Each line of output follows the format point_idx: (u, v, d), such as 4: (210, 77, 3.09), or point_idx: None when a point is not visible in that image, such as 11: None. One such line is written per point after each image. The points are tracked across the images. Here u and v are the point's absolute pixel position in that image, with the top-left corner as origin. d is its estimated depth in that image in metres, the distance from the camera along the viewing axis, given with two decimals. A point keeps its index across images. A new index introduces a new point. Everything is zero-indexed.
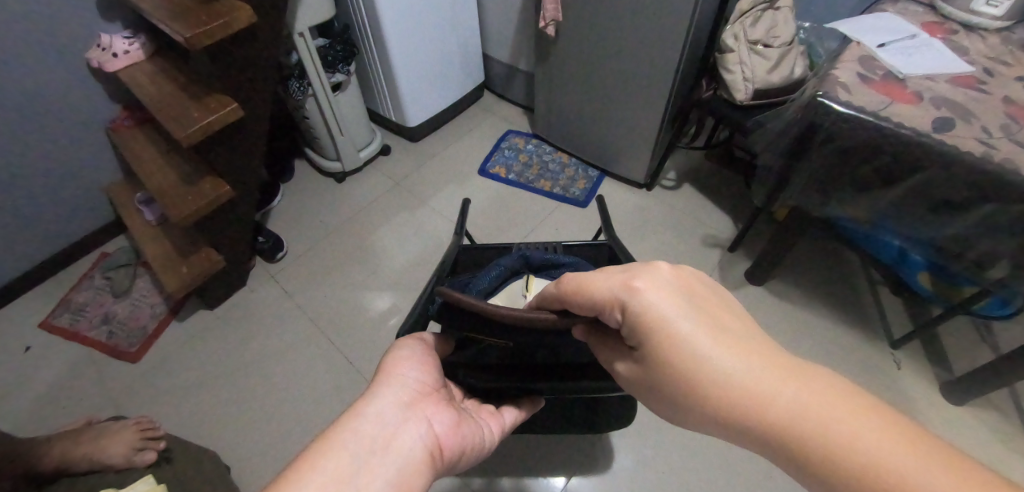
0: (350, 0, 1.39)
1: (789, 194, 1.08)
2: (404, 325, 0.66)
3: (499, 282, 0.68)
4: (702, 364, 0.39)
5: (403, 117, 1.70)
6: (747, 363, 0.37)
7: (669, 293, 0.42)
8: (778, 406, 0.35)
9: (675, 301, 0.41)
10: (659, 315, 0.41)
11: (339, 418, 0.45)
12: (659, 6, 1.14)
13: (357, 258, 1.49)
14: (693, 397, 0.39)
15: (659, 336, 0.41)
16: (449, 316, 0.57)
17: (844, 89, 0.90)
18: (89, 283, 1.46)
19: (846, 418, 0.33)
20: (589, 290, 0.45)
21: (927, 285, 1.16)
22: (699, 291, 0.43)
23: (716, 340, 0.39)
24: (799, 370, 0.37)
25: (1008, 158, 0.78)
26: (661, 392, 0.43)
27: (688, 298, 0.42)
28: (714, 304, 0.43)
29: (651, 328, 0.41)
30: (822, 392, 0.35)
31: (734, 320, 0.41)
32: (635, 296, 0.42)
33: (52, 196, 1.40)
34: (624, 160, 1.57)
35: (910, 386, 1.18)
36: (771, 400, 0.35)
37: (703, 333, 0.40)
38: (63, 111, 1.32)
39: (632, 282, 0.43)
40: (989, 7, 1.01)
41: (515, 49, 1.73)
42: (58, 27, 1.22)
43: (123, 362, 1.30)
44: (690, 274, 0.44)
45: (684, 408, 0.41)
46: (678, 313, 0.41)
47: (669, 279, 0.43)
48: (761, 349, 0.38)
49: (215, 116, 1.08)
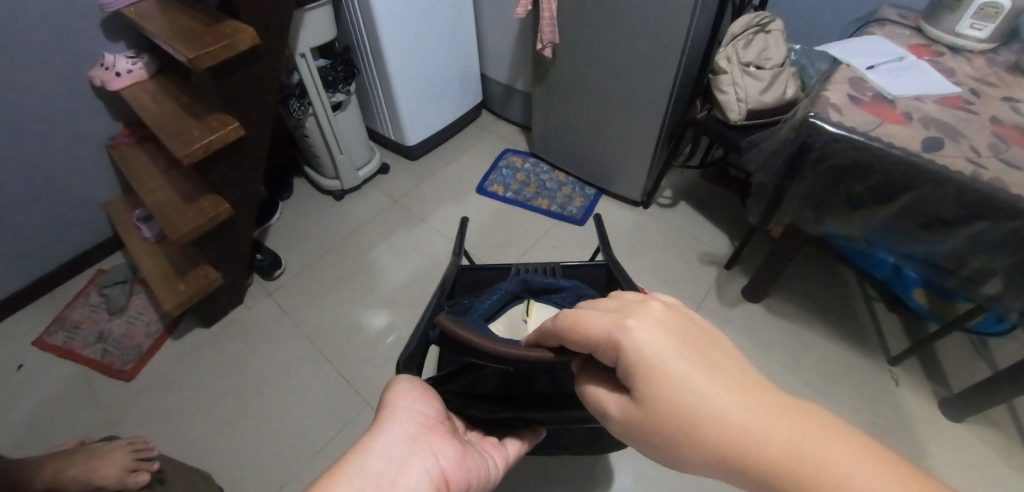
0: (352, 21, 1.42)
1: (784, 213, 1.10)
2: (407, 349, 0.64)
3: (499, 306, 0.69)
4: (698, 404, 0.38)
5: (402, 135, 1.72)
6: (743, 403, 0.37)
7: (662, 333, 0.41)
8: (775, 447, 0.35)
9: (668, 341, 0.41)
10: (653, 355, 0.41)
11: (345, 456, 0.44)
12: (653, 29, 1.17)
13: (355, 276, 1.49)
14: (690, 438, 0.39)
15: (654, 378, 0.40)
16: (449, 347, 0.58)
17: (835, 109, 0.92)
18: (84, 300, 1.45)
19: (839, 457, 0.34)
20: (584, 329, 0.45)
21: (922, 301, 1.17)
22: (691, 330, 0.43)
23: (710, 380, 0.39)
24: (795, 408, 0.37)
25: (997, 177, 0.79)
26: (654, 434, 0.42)
27: (681, 338, 0.42)
28: (706, 342, 0.43)
29: (646, 368, 0.41)
30: (817, 430, 0.35)
31: (727, 359, 0.41)
32: (628, 336, 0.42)
33: (50, 213, 1.40)
34: (621, 179, 1.58)
35: (909, 403, 1.18)
36: (768, 440, 0.35)
37: (697, 373, 0.39)
38: (65, 128, 1.33)
39: (626, 322, 0.42)
40: (974, 30, 1.04)
41: (512, 69, 1.76)
42: (63, 47, 1.25)
43: (116, 381, 1.28)
44: (681, 313, 0.44)
45: (680, 450, 0.40)
46: (673, 353, 0.40)
47: (662, 318, 0.43)
48: (753, 388, 0.38)
49: (216, 135, 1.10)
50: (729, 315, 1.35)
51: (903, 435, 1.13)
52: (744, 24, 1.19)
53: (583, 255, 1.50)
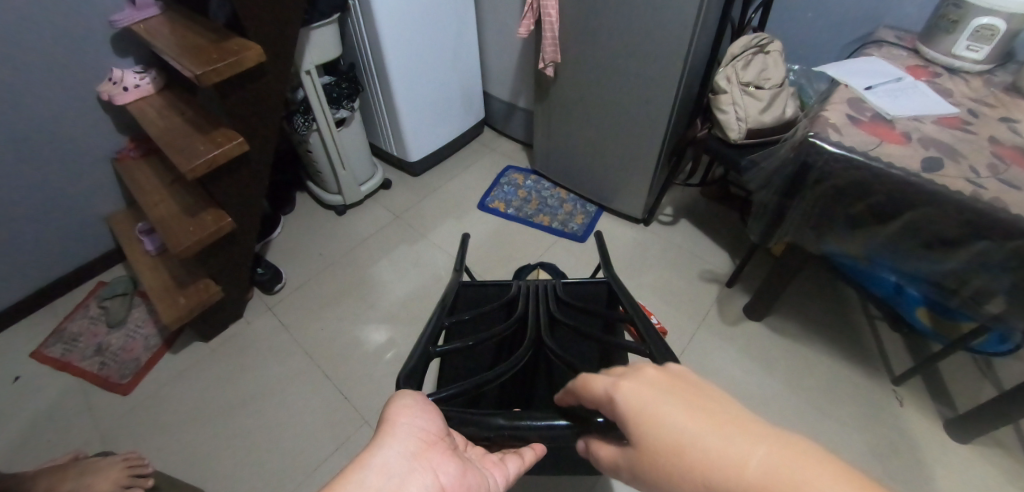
0: (357, 39, 1.44)
1: (784, 231, 1.10)
2: (406, 365, 0.58)
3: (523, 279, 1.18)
4: (681, 441, 0.38)
5: (404, 151, 1.73)
6: (721, 436, 0.36)
7: (651, 386, 0.42)
8: (752, 473, 0.33)
9: (655, 391, 0.42)
10: (639, 404, 0.41)
11: (343, 471, 0.39)
12: (654, 49, 1.19)
13: (356, 291, 1.49)
14: (679, 479, 0.37)
15: (641, 427, 0.40)
16: (500, 328, 0.69)
17: (834, 129, 0.93)
18: (84, 312, 1.45)
19: (815, 479, 0.31)
20: (587, 392, 0.47)
21: (926, 321, 1.16)
22: (684, 387, 0.42)
23: (691, 418, 0.38)
24: (777, 439, 0.35)
25: (996, 197, 0.80)
26: (654, 482, 0.40)
27: (669, 388, 0.42)
28: (695, 391, 0.42)
29: (633, 416, 0.41)
30: (798, 459, 0.33)
31: (716, 403, 0.40)
32: (620, 391, 0.43)
33: (53, 226, 1.41)
34: (621, 197, 1.59)
35: (913, 422, 1.16)
36: (743, 464, 0.34)
37: (679, 413, 0.39)
38: (71, 141, 1.35)
39: (618, 379, 0.44)
40: (970, 51, 1.06)
41: (515, 87, 1.78)
42: (71, 63, 1.27)
43: (112, 394, 1.27)
44: (676, 374, 0.44)
45: None
46: (656, 400, 0.41)
47: (653, 375, 0.44)
48: (734, 422, 0.37)
49: (221, 150, 1.11)
50: (730, 333, 1.34)
51: (908, 457, 1.11)
52: (744, 45, 1.21)
53: (584, 271, 1.50)
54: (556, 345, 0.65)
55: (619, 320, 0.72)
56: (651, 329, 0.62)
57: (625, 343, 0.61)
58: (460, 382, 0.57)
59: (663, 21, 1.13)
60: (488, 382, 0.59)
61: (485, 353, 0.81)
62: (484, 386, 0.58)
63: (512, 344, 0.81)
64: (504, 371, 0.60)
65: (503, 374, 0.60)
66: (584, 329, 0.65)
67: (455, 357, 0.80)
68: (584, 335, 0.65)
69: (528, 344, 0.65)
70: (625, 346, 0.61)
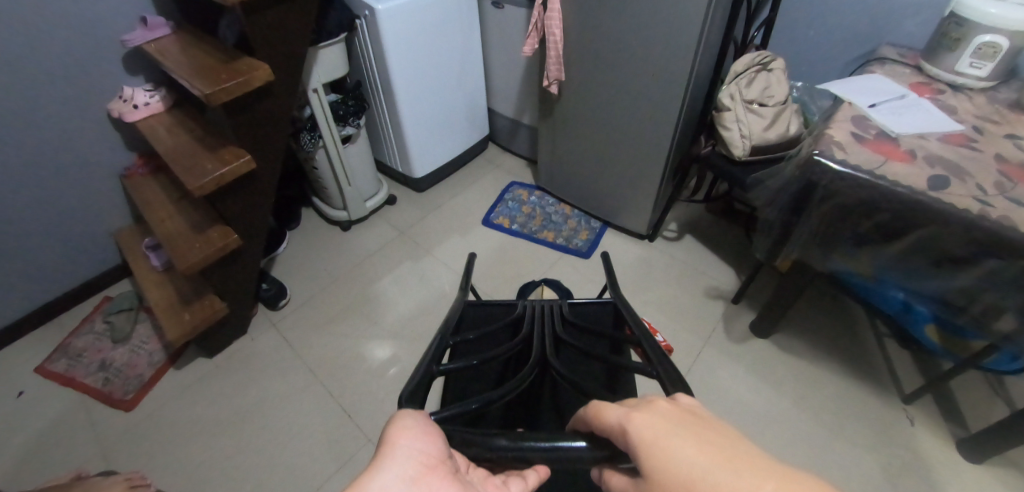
0: (364, 58, 1.46)
1: (791, 247, 1.09)
2: (409, 381, 0.55)
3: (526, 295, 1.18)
4: (691, 477, 0.33)
5: (409, 168, 1.74)
6: (736, 472, 0.32)
7: (666, 418, 0.38)
8: None
9: (668, 423, 0.37)
10: (650, 435, 0.37)
11: None
12: (658, 67, 1.20)
13: (360, 307, 1.48)
14: None
15: (649, 460, 0.35)
16: (503, 346, 0.67)
17: (839, 147, 0.93)
18: (89, 328, 1.45)
19: None
20: (600, 421, 0.42)
21: (933, 338, 1.14)
22: (696, 424, 0.37)
23: (704, 452, 0.34)
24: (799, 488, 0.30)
25: (1004, 216, 0.79)
26: None
27: (683, 421, 0.37)
28: (713, 427, 0.37)
29: (643, 449, 0.36)
30: None
31: (728, 438, 0.35)
32: (631, 421, 0.38)
33: (62, 241, 1.42)
34: (625, 212, 1.59)
35: (925, 442, 1.14)
36: None
37: (691, 445, 0.34)
38: (82, 158, 1.37)
39: (630, 410, 0.40)
40: (973, 68, 1.06)
41: (519, 104, 1.80)
42: (84, 82, 1.29)
43: (116, 410, 1.27)
44: (688, 408, 0.39)
45: None
46: (667, 432, 0.36)
47: (666, 408, 0.39)
48: (753, 463, 0.32)
49: (228, 168, 1.12)
50: (737, 351, 1.33)
51: (920, 478, 1.09)
52: (747, 63, 1.22)
53: (588, 287, 1.49)
54: (560, 364, 0.63)
55: (626, 341, 0.71)
56: (660, 348, 0.61)
57: (630, 363, 0.60)
58: (466, 400, 0.54)
59: (666, 38, 1.14)
60: (493, 401, 0.56)
61: (490, 372, 0.80)
62: (488, 406, 0.55)
63: (517, 363, 0.80)
64: (509, 392, 0.58)
65: (508, 392, 0.58)
66: (592, 349, 0.63)
67: (459, 378, 0.79)
68: (591, 356, 0.63)
69: (533, 364, 0.63)
70: (633, 367, 0.59)
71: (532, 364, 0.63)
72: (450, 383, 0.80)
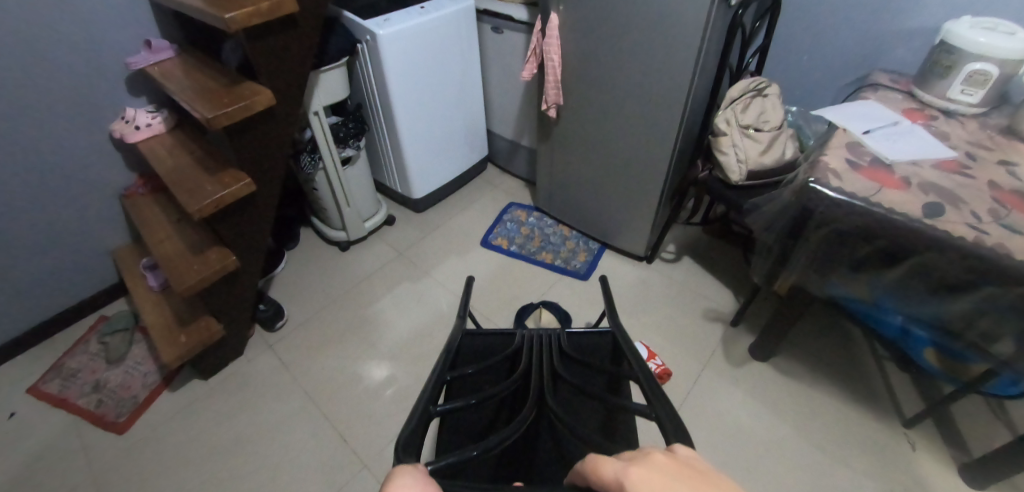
0: (364, 82, 1.48)
1: (788, 273, 1.09)
2: (404, 428, 0.52)
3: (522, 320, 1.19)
4: None
5: (408, 189, 1.75)
6: None
7: (664, 476, 0.36)
8: None
9: (667, 483, 0.35)
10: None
11: None
12: (654, 93, 1.22)
13: (357, 328, 1.48)
14: None
15: None
16: (498, 387, 0.64)
17: (834, 175, 0.94)
18: (84, 348, 1.44)
19: None
20: (594, 477, 0.40)
21: (933, 361, 1.11)
22: (693, 477, 0.37)
23: None
24: None
25: (999, 243, 0.80)
26: None
27: (681, 480, 0.36)
28: (710, 486, 0.36)
29: None
30: None
31: None
32: (628, 478, 0.37)
33: (60, 261, 1.42)
34: (623, 234, 1.60)
35: (927, 468, 1.13)
36: None
37: None
38: (82, 178, 1.37)
39: (628, 464, 0.38)
40: (965, 95, 1.08)
41: (517, 126, 1.82)
42: (88, 104, 1.31)
43: (108, 433, 1.25)
44: (685, 461, 0.38)
45: None
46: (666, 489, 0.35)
47: (662, 461, 0.38)
48: None
49: (227, 191, 1.12)
50: (737, 375, 1.32)
51: None
52: (742, 89, 1.24)
53: (587, 309, 1.49)
54: (559, 407, 0.60)
55: (624, 375, 0.70)
56: (660, 392, 0.59)
57: (630, 404, 0.58)
58: (465, 447, 0.50)
59: (664, 65, 1.16)
60: (493, 448, 0.52)
61: (485, 412, 0.79)
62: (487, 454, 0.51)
63: (512, 406, 0.79)
64: (509, 436, 0.55)
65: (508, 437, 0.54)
66: (590, 388, 0.62)
67: (454, 419, 0.78)
68: (589, 395, 0.62)
69: (532, 404, 0.61)
70: (632, 410, 0.57)
71: (529, 409, 0.60)
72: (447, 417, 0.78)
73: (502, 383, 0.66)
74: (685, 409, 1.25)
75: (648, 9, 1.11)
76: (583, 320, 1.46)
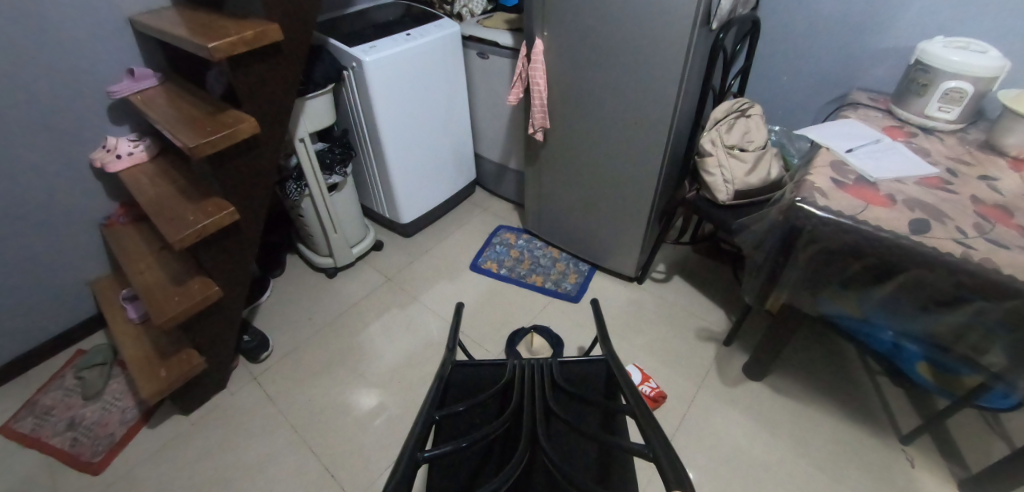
0: (351, 108, 1.48)
1: (779, 292, 1.08)
2: (388, 480, 0.50)
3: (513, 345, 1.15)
4: None
5: (396, 213, 1.74)
6: None
7: None
8: None
9: None
10: None
11: None
12: (640, 115, 1.23)
13: (345, 357, 1.44)
14: None
15: None
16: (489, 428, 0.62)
17: (820, 193, 0.95)
18: (59, 383, 1.38)
19: None
20: None
21: (926, 376, 1.08)
22: None
23: None
24: None
25: (986, 257, 0.80)
26: None
27: None
28: None
29: None
30: None
31: None
32: None
33: (35, 294, 1.37)
34: (613, 255, 1.59)
35: (927, 485, 1.11)
36: None
37: None
38: (62, 208, 1.35)
39: None
40: (942, 112, 1.10)
41: (505, 149, 1.82)
42: (71, 134, 1.29)
43: (82, 474, 1.19)
44: None
45: None
46: None
47: None
48: None
49: (210, 220, 1.10)
50: (732, 395, 1.31)
51: None
52: (726, 110, 1.26)
53: (579, 332, 1.47)
54: (553, 449, 0.59)
55: (619, 410, 0.68)
56: (659, 429, 0.58)
57: (628, 445, 0.56)
58: None
59: (649, 88, 1.18)
60: None
61: (476, 451, 0.77)
62: None
63: (502, 446, 0.77)
64: (500, 483, 0.53)
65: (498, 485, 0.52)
66: (584, 426, 0.60)
67: (443, 460, 0.75)
68: (585, 434, 0.60)
69: (527, 448, 0.59)
70: (630, 449, 0.56)
71: (521, 453, 0.58)
72: (437, 462, 0.76)
73: (495, 423, 0.63)
74: (681, 432, 1.23)
75: (630, 35, 1.12)
76: (575, 344, 1.43)
